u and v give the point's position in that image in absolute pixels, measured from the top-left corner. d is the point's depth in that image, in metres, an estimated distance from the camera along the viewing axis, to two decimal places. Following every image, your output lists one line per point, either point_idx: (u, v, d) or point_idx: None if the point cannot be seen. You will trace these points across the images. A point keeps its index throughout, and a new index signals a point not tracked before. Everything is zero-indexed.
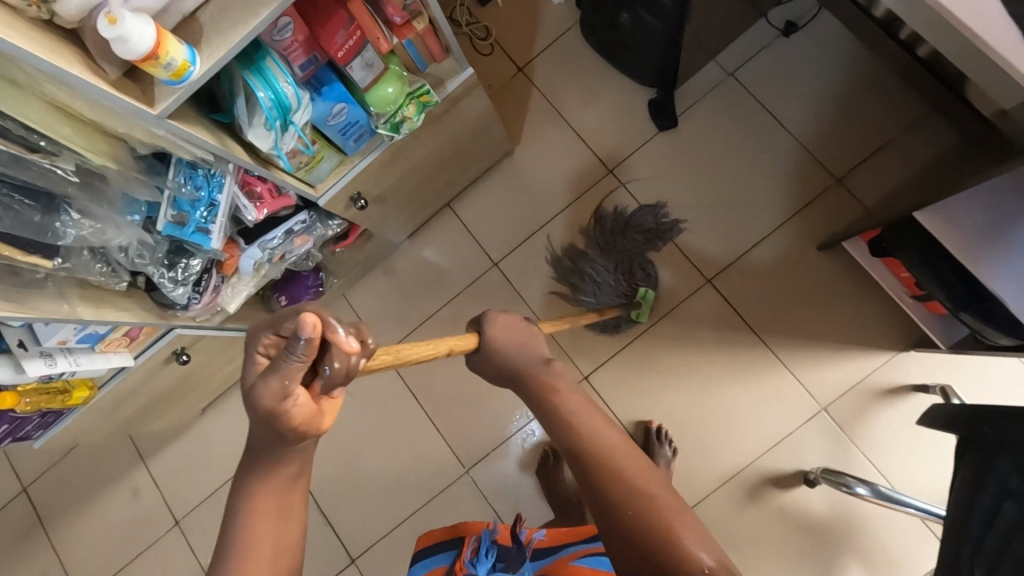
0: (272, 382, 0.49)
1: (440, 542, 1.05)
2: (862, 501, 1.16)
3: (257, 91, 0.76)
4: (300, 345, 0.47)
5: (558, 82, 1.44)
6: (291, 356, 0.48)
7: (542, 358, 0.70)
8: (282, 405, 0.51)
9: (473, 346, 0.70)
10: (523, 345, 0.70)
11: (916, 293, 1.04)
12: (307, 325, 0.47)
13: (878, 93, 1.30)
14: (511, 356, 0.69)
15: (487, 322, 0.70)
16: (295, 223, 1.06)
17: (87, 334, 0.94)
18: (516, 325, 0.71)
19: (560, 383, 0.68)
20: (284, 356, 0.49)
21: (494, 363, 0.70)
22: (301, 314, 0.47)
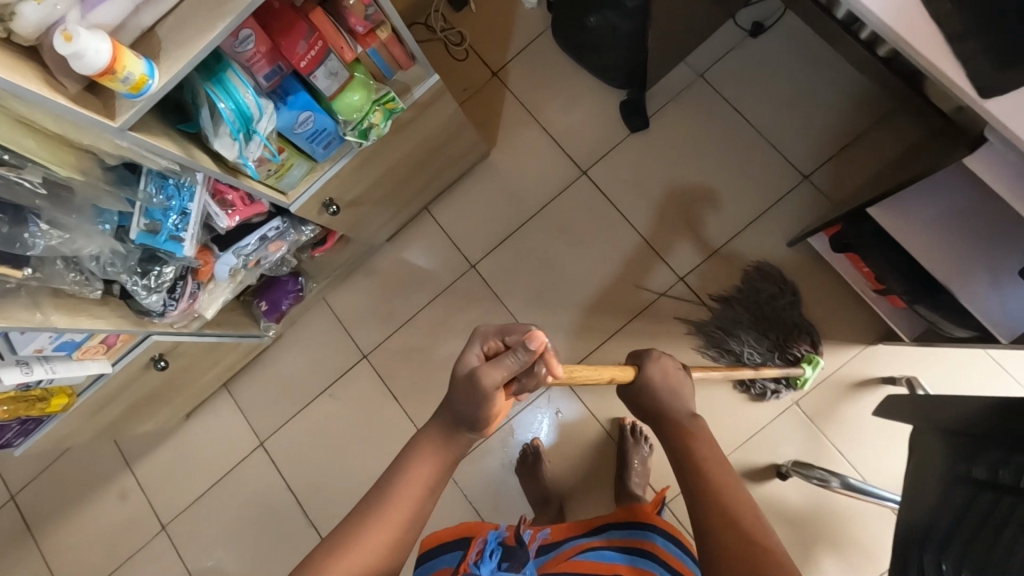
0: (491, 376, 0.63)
1: (447, 543, 1.01)
2: (835, 493, 1.18)
3: (218, 102, 0.78)
4: (526, 353, 0.62)
5: (532, 85, 1.47)
6: (515, 359, 0.63)
7: (689, 411, 0.77)
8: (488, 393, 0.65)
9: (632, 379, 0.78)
10: (674, 392, 0.78)
11: (877, 287, 1.06)
12: (537, 340, 0.61)
13: (843, 92, 1.32)
14: (662, 397, 0.78)
15: (651, 360, 0.80)
16: (269, 230, 1.08)
17: (63, 342, 0.96)
18: (674, 373, 0.79)
19: (705, 436, 0.74)
20: (509, 358, 0.63)
21: (647, 395, 0.78)
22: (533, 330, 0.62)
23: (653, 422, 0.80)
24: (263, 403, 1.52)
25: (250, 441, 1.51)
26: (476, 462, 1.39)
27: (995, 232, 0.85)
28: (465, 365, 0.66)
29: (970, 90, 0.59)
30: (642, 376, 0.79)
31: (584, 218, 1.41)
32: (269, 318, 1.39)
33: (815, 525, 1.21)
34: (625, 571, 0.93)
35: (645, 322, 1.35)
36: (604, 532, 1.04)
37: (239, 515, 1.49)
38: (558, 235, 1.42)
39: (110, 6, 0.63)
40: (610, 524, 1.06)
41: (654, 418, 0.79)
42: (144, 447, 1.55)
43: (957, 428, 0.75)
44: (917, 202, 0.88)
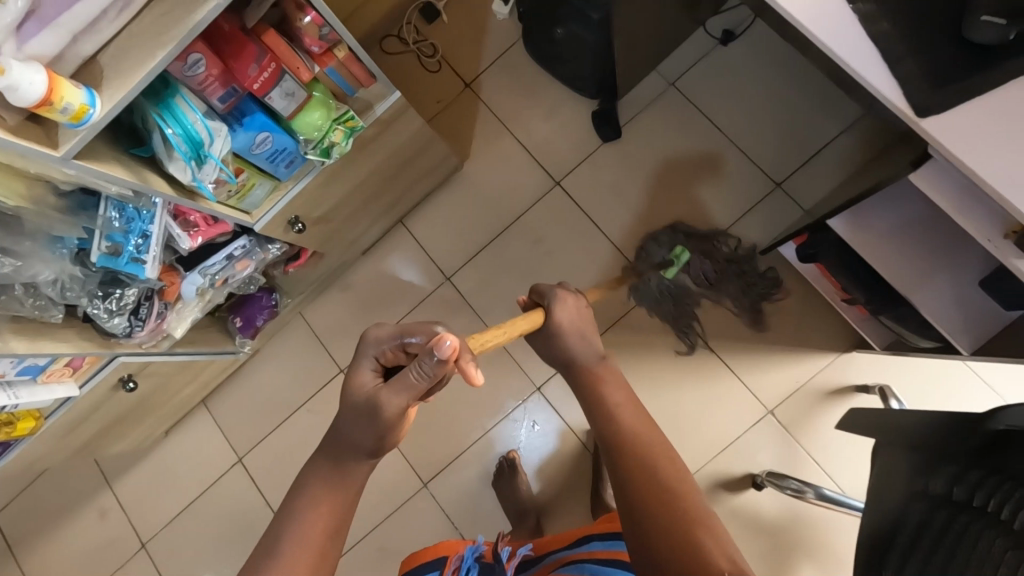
0: (397, 392, 0.64)
1: (424, 564, 0.99)
2: (809, 503, 1.17)
3: (166, 129, 0.78)
4: (437, 361, 0.62)
5: (505, 96, 1.46)
6: (426, 369, 0.63)
7: (598, 353, 0.78)
8: (403, 410, 0.64)
9: (540, 324, 0.78)
10: (583, 336, 0.78)
11: (845, 297, 1.06)
12: (447, 345, 0.62)
13: (814, 99, 1.33)
14: (572, 343, 0.77)
15: (557, 302, 0.79)
16: (235, 249, 1.08)
17: (26, 367, 0.95)
18: (580, 309, 0.80)
19: (612, 378, 0.76)
20: (418, 368, 0.63)
21: (557, 341, 0.78)
22: (443, 336, 0.62)
23: (563, 370, 0.80)
24: (241, 418, 1.51)
25: (228, 457, 1.51)
26: (453, 475, 1.39)
27: (954, 243, 0.85)
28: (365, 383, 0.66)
29: (908, 110, 0.61)
30: (551, 320, 0.78)
31: (558, 229, 1.41)
32: (245, 334, 1.38)
33: (790, 535, 1.21)
34: None
35: None
36: (587, 544, 0.92)
37: (218, 532, 1.48)
38: (532, 246, 1.41)
39: (47, 37, 0.62)
40: (593, 535, 0.92)
41: (564, 366, 0.79)
42: (122, 464, 1.55)
43: (916, 440, 0.75)
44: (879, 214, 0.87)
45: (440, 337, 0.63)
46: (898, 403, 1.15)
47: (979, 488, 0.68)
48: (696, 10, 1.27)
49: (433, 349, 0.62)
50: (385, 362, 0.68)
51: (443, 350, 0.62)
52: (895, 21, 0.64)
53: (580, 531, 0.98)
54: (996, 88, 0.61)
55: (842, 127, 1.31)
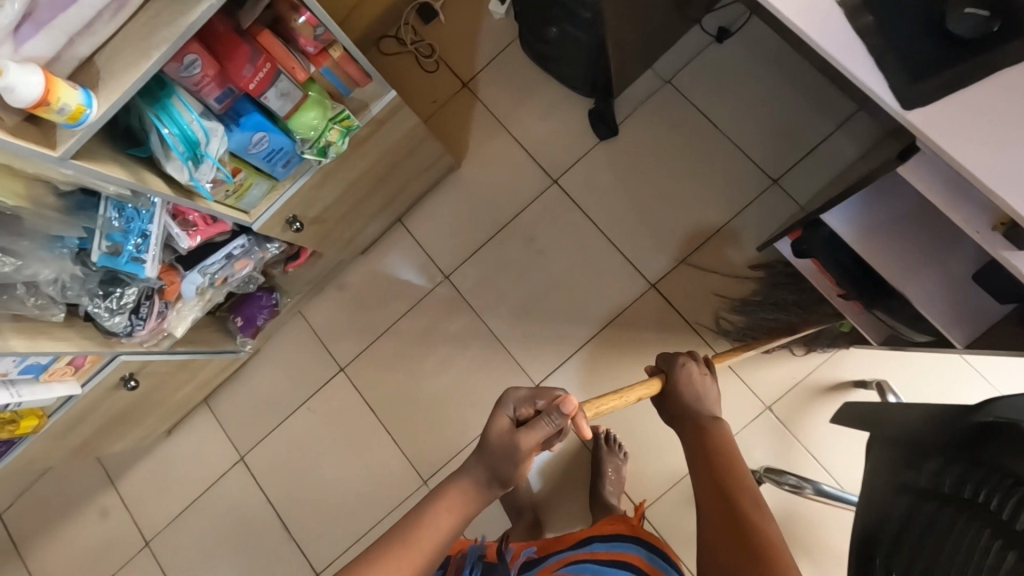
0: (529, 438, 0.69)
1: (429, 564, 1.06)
2: (807, 499, 1.17)
3: (162, 129, 0.79)
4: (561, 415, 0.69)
5: (501, 95, 1.47)
6: (551, 422, 0.69)
7: (711, 414, 0.84)
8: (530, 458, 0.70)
9: (659, 390, 0.87)
10: (698, 395, 0.86)
11: (841, 292, 1.06)
12: (571, 404, 0.69)
13: (809, 94, 1.33)
14: (691, 401, 0.85)
15: (678, 371, 0.87)
16: (234, 248, 1.09)
17: (29, 365, 0.97)
18: (699, 380, 0.87)
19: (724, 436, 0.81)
20: (545, 420, 0.69)
21: (677, 403, 0.86)
22: (567, 398, 0.69)
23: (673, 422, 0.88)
24: (242, 418, 1.52)
25: (230, 456, 1.52)
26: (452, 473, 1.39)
27: (945, 236, 0.85)
28: (498, 428, 0.71)
29: (895, 104, 0.62)
30: (669, 385, 0.88)
31: (555, 226, 1.41)
32: (245, 333, 1.40)
33: (786, 531, 1.20)
34: None
35: (616, 329, 1.35)
36: (588, 545, 0.95)
37: (220, 530, 1.49)
38: (529, 245, 1.42)
39: (43, 39, 0.63)
40: (595, 536, 0.97)
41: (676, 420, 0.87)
42: (125, 463, 1.56)
43: (907, 436, 0.75)
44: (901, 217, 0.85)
45: (565, 397, 0.70)
46: (895, 398, 1.14)
47: (970, 480, 0.68)
48: (690, 7, 1.27)
49: (560, 407, 0.69)
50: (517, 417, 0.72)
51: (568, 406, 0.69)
52: (880, 13, 0.64)
53: (581, 533, 1.01)
54: (980, 80, 0.61)
55: (839, 122, 1.31)
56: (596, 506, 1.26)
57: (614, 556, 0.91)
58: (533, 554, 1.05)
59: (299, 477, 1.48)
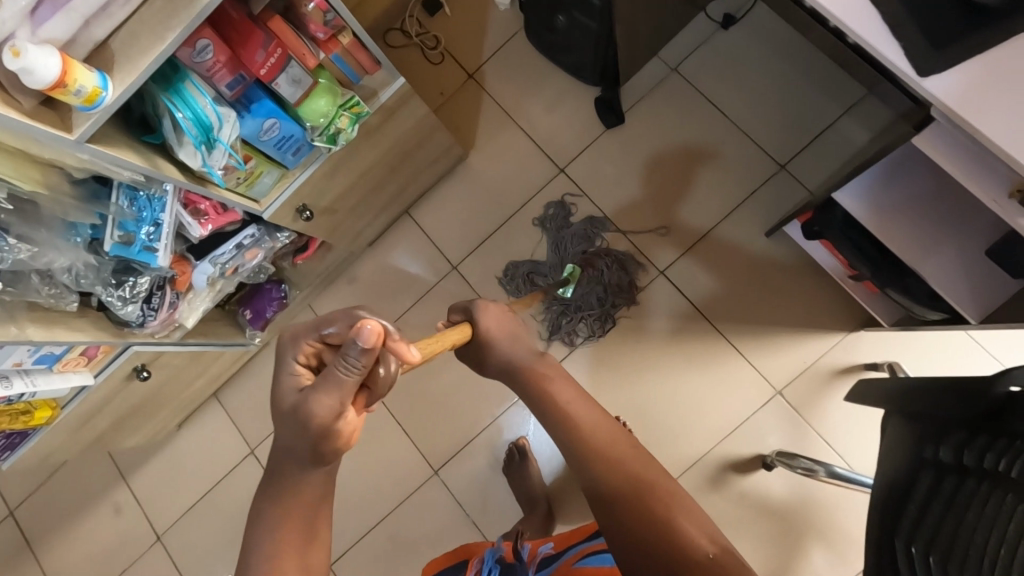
0: (327, 393, 0.59)
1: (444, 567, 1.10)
2: (820, 481, 1.17)
3: (176, 112, 0.79)
4: (358, 351, 0.58)
5: (508, 86, 1.47)
6: (348, 365, 0.58)
7: (533, 352, 0.81)
8: (334, 419, 0.60)
9: (470, 336, 0.79)
10: (513, 337, 0.81)
11: (852, 274, 1.06)
12: (367, 330, 0.57)
13: (816, 79, 1.33)
14: (503, 346, 0.80)
15: (479, 311, 0.81)
16: (244, 238, 1.09)
17: (43, 355, 0.97)
18: (502, 313, 0.83)
19: (556, 375, 0.78)
20: (340, 365, 0.58)
21: (488, 350, 0.80)
22: (359, 322, 0.57)
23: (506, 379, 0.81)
24: (252, 411, 1.53)
25: (240, 449, 1.52)
26: (463, 463, 1.40)
27: (960, 212, 0.85)
28: (289, 392, 0.62)
29: (910, 71, 0.62)
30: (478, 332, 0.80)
31: (563, 216, 1.41)
32: (255, 326, 1.40)
33: (798, 516, 1.21)
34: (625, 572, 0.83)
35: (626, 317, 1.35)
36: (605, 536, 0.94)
37: (231, 524, 1.50)
38: (537, 235, 1.42)
39: (61, 21, 0.64)
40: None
41: (510, 375, 0.80)
42: (136, 458, 1.57)
43: (923, 412, 0.75)
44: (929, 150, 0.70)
45: (362, 322, 0.58)
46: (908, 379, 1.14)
47: (989, 451, 0.68)
48: None
49: (355, 334, 0.58)
50: (310, 362, 0.65)
51: (365, 336, 0.57)
52: None
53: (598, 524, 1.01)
54: (994, 49, 0.62)
55: (845, 108, 1.31)
56: None
57: None
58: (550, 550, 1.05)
59: None
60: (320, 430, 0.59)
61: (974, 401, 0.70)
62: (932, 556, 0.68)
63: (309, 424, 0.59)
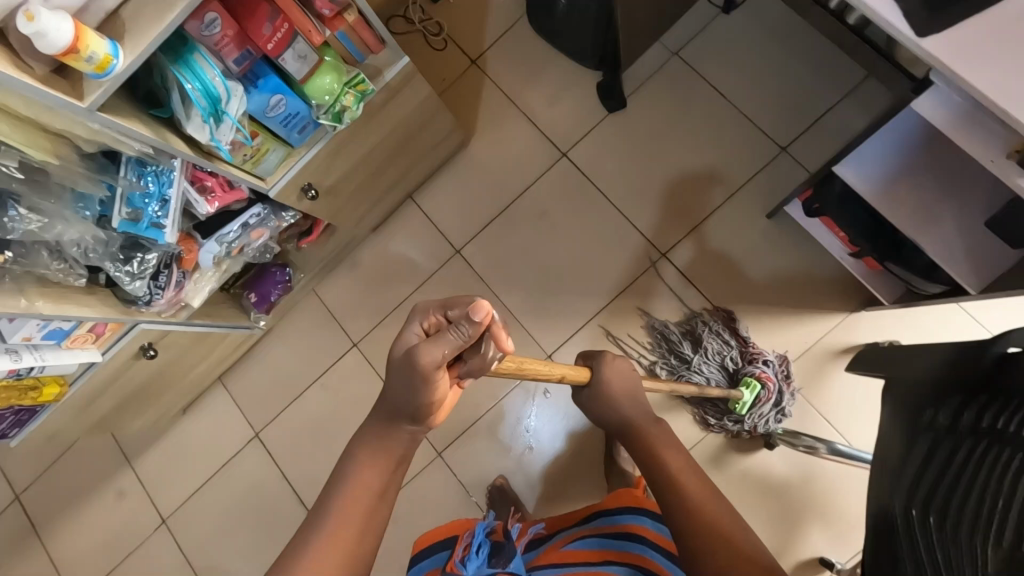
0: (440, 347, 0.60)
1: (434, 542, 1.05)
2: (821, 458, 1.18)
3: (186, 83, 0.79)
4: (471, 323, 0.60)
5: (510, 71, 1.48)
6: (459, 332, 0.60)
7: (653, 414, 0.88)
8: (433, 376, 0.62)
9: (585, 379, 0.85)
10: (634, 398, 0.87)
11: (854, 251, 1.07)
12: (484, 309, 0.59)
13: (818, 62, 1.33)
14: (624, 406, 0.87)
15: (606, 363, 0.88)
16: (250, 217, 1.10)
17: (52, 330, 0.98)
18: (629, 371, 0.88)
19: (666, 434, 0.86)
20: (452, 330, 0.61)
21: (606, 399, 0.87)
22: (478, 299, 0.59)
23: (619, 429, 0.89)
24: (257, 396, 1.54)
25: (245, 433, 1.53)
26: (467, 445, 1.40)
27: (960, 185, 0.86)
28: (403, 343, 0.64)
29: (909, 32, 0.63)
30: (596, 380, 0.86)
31: (565, 201, 1.42)
32: (259, 309, 1.42)
33: (800, 496, 1.21)
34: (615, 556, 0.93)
35: (630, 300, 1.35)
36: (594, 519, 1.03)
37: (237, 507, 1.51)
38: (540, 220, 1.43)
39: None
40: (602, 510, 1.03)
41: (623, 429, 0.88)
42: (142, 442, 1.58)
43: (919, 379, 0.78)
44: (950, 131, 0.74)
45: (478, 301, 0.60)
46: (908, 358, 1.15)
47: (985, 412, 0.71)
48: None
49: (471, 311, 0.60)
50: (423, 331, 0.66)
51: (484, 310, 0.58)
52: None
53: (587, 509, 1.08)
54: (991, 11, 0.63)
55: (845, 92, 1.31)
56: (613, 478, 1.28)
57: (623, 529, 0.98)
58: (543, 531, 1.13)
59: (314, 452, 1.49)
60: (420, 382, 0.62)
61: (971, 370, 0.74)
62: (930, 518, 0.66)
63: (411, 374, 0.62)
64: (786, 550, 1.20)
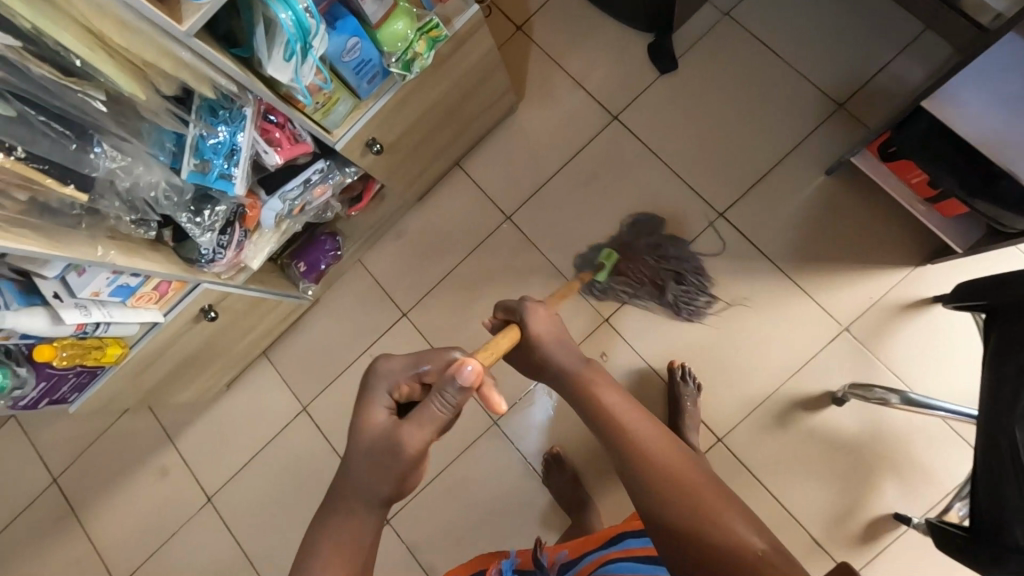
0: (420, 428, 0.65)
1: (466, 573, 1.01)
2: (891, 409, 1.16)
3: (280, 13, 0.76)
4: (464, 386, 0.66)
5: (557, 36, 1.47)
6: (449, 399, 0.66)
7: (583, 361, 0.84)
8: (425, 448, 0.65)
9: (518, 338, 0.84)
10: (558, 340, 0.86)
11: (928, 196, 1.06)
12: (472, 370, 0.65)
13: (872, 17, 1.32)
14: (555, 351, 0.85)
15: (529, 313, 0.87)
16: (313, 172, 1.08)
17: (119, 286, 0.96)
18: (551, 316, 0.88)
19: (600, 380, 0.81)
20: (441, 399, 0.66)
21: (537, 351, 0.85)
22: (467, 362, 0.65)
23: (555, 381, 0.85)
24: (303, 369, 1.51)
25: (292, 407, 1.50)
26: (521, 413, 1.38)
27: None
28: (376, 424, 0.67)
29: None
30: (529, 333, 0.85)
31: (617, 164, 1.41)
32: (308, 279, 1.39)
33: (869, 450, 1.20)
34: None
35: (687, 260, 1.33)
36: (621, 543, 0.90)
37: (284, 483, 1.48)
38: (592, 183, 1.41)
39: None
40: (628, 531, 0.90)
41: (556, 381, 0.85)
42: (184, 419, 1.55)
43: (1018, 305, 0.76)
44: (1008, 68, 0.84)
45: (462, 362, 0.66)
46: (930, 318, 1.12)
47: None
48: None
49: (461, 376, 0.65)
50: (397, 398, 0.70)
51: (466, 376, 0.65)
52: None
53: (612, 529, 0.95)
54: None
55: (900, 47, 1.30)
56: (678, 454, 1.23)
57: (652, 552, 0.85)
58: (567, 558, 0.99)
59: None
60: (409, 461, 0.64)
61: None
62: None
63: (401, 453, 0.64)
64: (857, 506, 1.18)
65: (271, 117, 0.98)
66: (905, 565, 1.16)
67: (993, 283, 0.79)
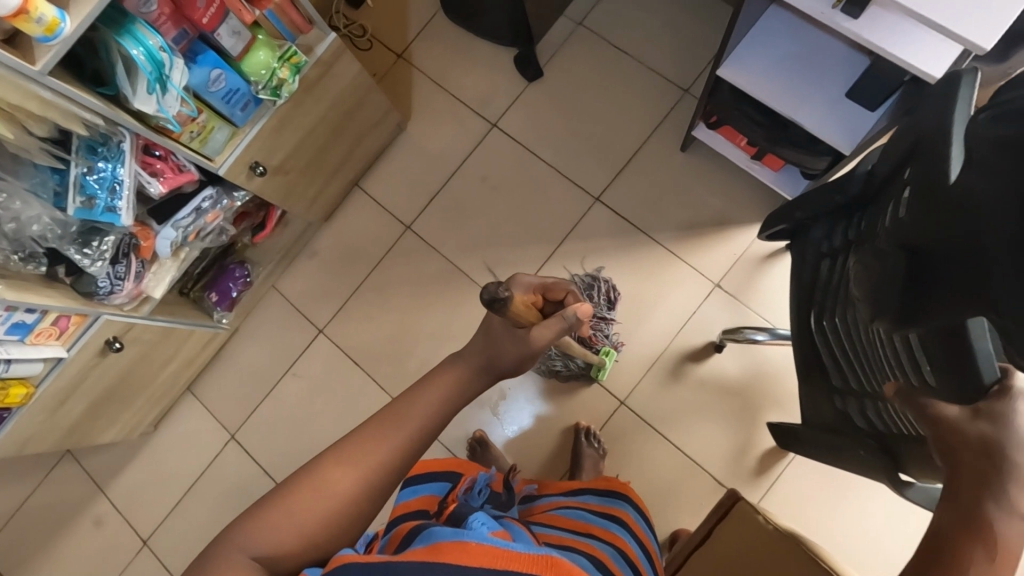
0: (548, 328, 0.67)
1: (434, 471, 0.84)
2: (764, 344, 1.28)
3: (131, 49, 0.85)
4: (574, 317, 0.70)
5: (434, 59, 1.61)
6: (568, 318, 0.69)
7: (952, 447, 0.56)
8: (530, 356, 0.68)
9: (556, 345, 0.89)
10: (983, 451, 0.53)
11: (754, 154, 1.21)
12: (585, 311, 0.71)
13: (702, 13, 1.51)
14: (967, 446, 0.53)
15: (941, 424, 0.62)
16: (202, 200, 1.16)
17: (15, 324, 1.00)
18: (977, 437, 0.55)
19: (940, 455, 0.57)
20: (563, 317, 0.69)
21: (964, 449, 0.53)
22: (584, 304, 0.71)
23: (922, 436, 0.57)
24: (230, 399, 1.55)
25: (221, 438, 1.53)
26: None
27: (826, 68, 1.00)
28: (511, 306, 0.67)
29: None
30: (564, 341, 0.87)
31: (501, 166, 1.53)
32: (222, 307, 1.45)
33: (753, 388, 1.32)
34: (599, 531, 0.89)
35: (573, 243, 1.45)
36: (582, 496, 1.01)
37: (219, 513, 1.49)
38: (482, 185, 1.53)
39: None
40: (589, 489, 1.03)
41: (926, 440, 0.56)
42: (113, 467, 1.55)
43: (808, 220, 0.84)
44: (770, 29, 1.01)
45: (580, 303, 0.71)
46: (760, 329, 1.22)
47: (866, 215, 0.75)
48: None
49: (577, 309, 0.70)
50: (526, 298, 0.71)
51: (580, 313, 0.70)
52: None
53: (575, 484, 1.07)
54: None
55: None
56: (585, 453, 1.29)
57: (602, 509, 0.97)
58: (533, 490, 1.07)
59: (290, 443, 1.50)
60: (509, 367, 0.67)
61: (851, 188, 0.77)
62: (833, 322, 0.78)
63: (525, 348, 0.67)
64: (749, 441, 1.30)
65: (152, 151, 1.06)
66: (798, 489, 1.28)
67: (786, 206, 0.86)
